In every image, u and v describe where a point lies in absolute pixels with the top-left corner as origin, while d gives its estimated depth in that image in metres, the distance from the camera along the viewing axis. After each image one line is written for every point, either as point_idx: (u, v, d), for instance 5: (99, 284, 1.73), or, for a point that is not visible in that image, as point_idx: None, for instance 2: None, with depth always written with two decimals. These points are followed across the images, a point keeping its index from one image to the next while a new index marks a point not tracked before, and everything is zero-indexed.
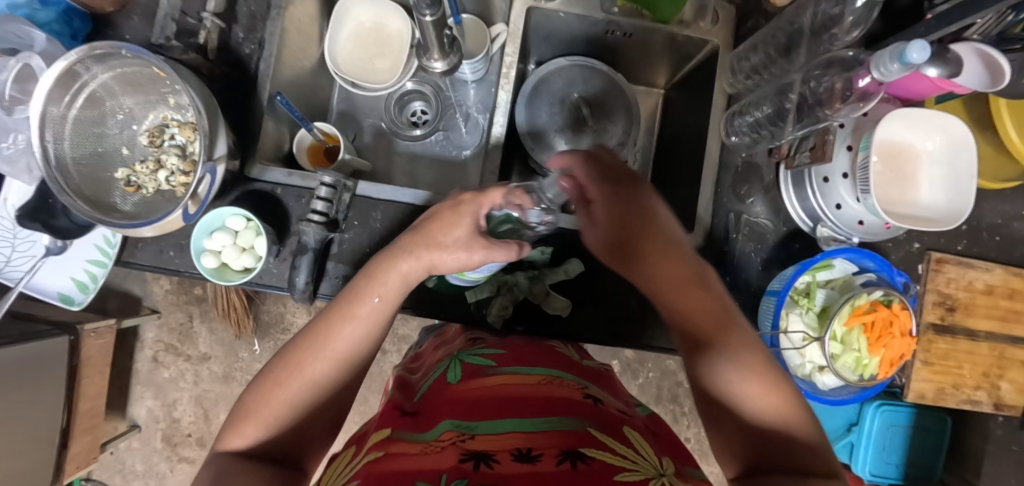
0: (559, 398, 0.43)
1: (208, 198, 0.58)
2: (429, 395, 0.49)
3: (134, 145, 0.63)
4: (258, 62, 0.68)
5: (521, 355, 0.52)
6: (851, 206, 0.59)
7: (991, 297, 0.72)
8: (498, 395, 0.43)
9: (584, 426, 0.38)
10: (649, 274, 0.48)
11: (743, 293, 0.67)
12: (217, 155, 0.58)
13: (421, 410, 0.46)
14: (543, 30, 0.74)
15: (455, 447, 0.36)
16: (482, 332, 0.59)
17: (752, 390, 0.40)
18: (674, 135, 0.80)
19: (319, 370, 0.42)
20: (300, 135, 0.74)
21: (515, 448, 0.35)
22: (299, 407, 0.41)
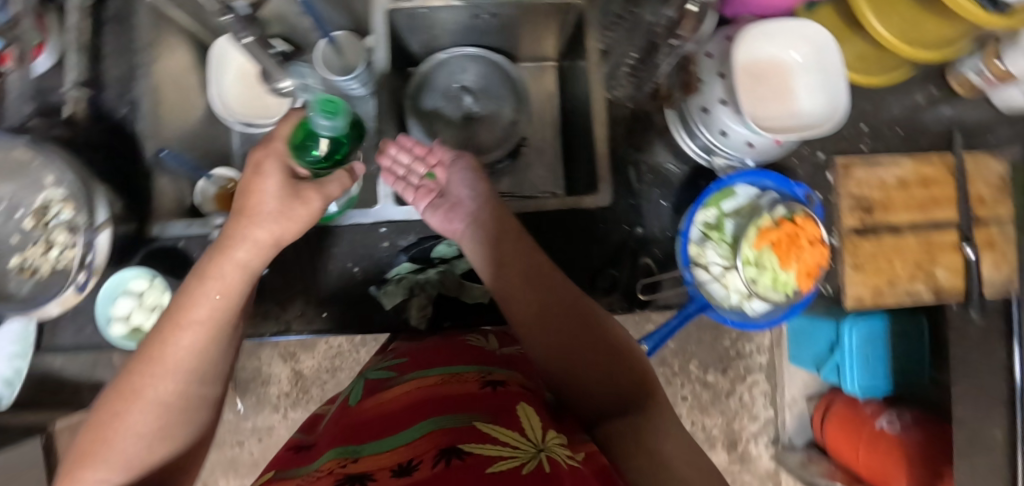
0: (450, 397, 0.45)
1: (100, 265, 0.58)
2: (332, 421, 0.50)
3: (25, 230, 0.63)
4: (135, 122, 0.68)
5: (422, 361, 0.54)
6: (735, 130, 0.60)
7: (906, 189, 0.72)
8: (392, 411, 0.46)
9: (469, 420, 0.40)
10: (516, 257, 0.56)
11: (660, 241, 0.68)
12: (99, 222, 0.57)
13: (322, 437, 0.48)
14: (414, 30, 0.74)
15: (335, 473, 0.38)
16: (397, 342, 0.62)
17: (597, 356, 0.50)
18: (571, 103, 0.81)
19: (148, 399, 0.39)
20: (201, 186, 0.71)
21: (396, 464, 0.37)
22: (138, 434, 0.38)
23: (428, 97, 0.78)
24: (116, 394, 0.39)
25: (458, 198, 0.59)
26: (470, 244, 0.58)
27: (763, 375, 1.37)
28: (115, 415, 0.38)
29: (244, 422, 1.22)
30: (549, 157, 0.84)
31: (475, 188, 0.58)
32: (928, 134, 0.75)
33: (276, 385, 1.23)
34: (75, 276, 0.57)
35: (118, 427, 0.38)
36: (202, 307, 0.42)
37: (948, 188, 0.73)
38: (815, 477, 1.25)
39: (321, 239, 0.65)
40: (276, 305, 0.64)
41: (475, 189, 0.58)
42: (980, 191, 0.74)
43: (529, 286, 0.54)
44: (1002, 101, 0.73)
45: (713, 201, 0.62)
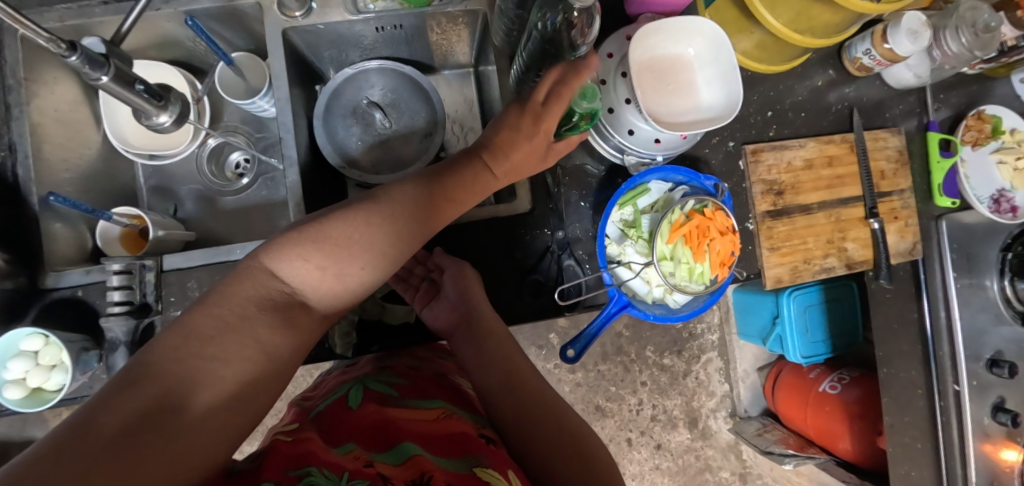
0: (450, 434, 0.50)
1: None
2: (328, 410, 0.53)
3: None
4: (15, 168, 0.63)
5: (421, 388, 0.57)
6: (641, 127, 0.61)
7: (813, 170, 0.76)
8: (404, 427, 0.49)
9: (471, 468, 0.44)
10: (500, 356, 0.60)
11: (584, 241, 0.68)
12: None
13: (325, 422, 0.50)
14: (317, 46, 0.72)
15: (359, 467, 0.41)
16: (393, 361, 0.62)
17: (562, 450, 0.51)
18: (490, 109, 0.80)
19: (373, 228, 0.49)
20: (103, 226, 0.69)
21: (417, 477, 0.41)
22: (352, 253, 0.47)
23: (327, 115, 0.72)
24: (361, 214, 0.49)
25: (450, 302, 0.63)
26: (461, 342, 0.62)
27: (717, 353, 1.41)
28: (358, 242, 0.48)
29: None
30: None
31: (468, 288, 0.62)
32: (831, 114, 0.78)
33: None
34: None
35: (363, 247, 0.48)
36: (412, 194, 0.52)
37: (852, 166, 0.77)
38: (770, 448, 1.25)
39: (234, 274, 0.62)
40: None
41: (466, 286, 0.62)
42: (880, 164, 0.77)
43: (512, 392, 0.57)
44: (893, 78, 0.77)
45: (629, 200, 0.64)
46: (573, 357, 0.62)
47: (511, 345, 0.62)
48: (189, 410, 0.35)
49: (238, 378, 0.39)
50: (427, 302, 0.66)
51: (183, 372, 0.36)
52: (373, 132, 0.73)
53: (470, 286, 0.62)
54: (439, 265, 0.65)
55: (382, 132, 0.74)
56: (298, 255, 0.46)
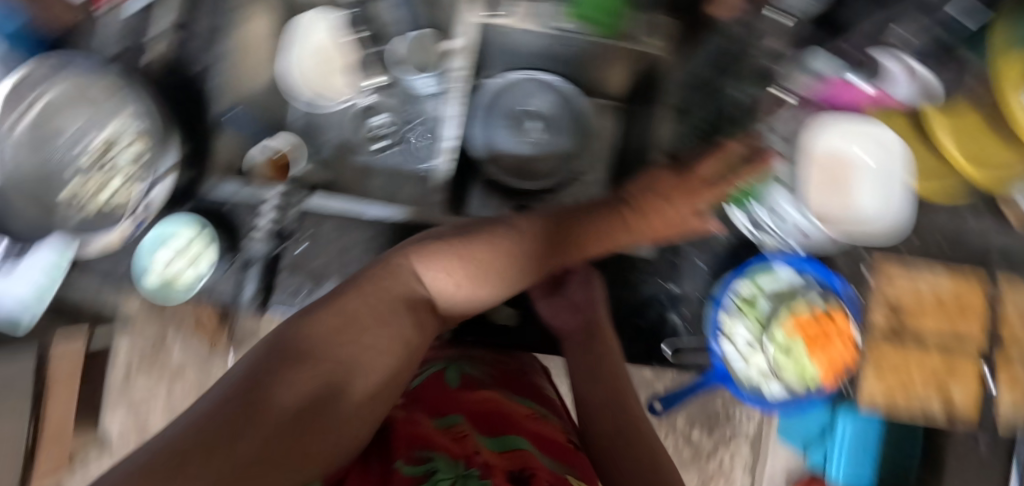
0: (540, 438, 0.48)
1: (157, 207, 0.62)
2: (428, 384, 0.54)
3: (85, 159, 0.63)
4: (215, 77, 0.69)
5: (510, 380, 0.58)
6: (788, 214, 0.62)
7: (941, 305, 0.69)
8: (499, 416, 0.49)
9: (566, 473, 0.43)
10: (602, 367, 0.59)
11: (692, 303, 0.67)
12: (163, 169, 0.61)
13: (428, 398, 0.51)
14: (498, 46, 0.75)
15: (461, 446, 0.41)
16: (477, 353, 0.64)
17: None
18: (629, 148, 0.82)
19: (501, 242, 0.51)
20: (250, 154, 0.69)
21: (512, 469, 0.40)
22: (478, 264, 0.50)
23: (483, 112, 0.76)
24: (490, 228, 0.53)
25: (574, 305, 0.63)
26: (572, 344, 0.61)
27: None
28: (493, 246, 0.51)
29: None
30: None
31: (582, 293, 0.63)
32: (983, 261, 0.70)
33: None
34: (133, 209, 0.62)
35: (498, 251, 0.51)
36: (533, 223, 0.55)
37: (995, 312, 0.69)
38: None
39: (370, 231, 0.67)
40: (311, 281, 0.65)
41: (595, 298, 0.63)
42: None
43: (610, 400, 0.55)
44: None
45: (756, 285, 0.64)
46: (659, 412, 0.78)
47: (617, 362, 0.60)
48: (348, 395, 0.34)
49: (388, 365, 0.39)
50: (544, 295, 0.64)
51: (315, 369, 0.34)
52: (519, 138, 0.76)
53: (583, 296, 0.63)
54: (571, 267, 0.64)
55: (527, 141, 0.77)
56: (436, 256, 0.49)
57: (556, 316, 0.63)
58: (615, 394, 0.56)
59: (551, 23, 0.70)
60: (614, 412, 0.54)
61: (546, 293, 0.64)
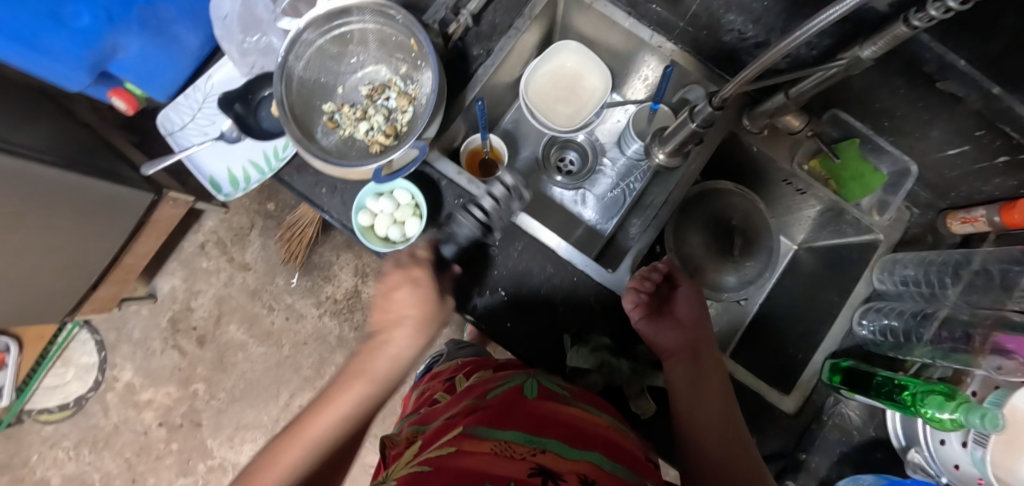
0: (605, 440, 0.50)
1: (403, 172, 0.62)
2: (502, 396, 0.55)
3: (352, 89, 0.68)
4: (479, 67, 0.72)
5: (588, 396, 0.58)
6: (954, 445, 0.59)
7: None
8: (559, 427, 0.50)
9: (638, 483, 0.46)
10: (705, 384, 0.61)
11: (810, 476, 0.66)
12: (426, 135, 0.62)
13: (498, 406, 0.52)
14: (727, 152, 0.77)
15: (527, 459, 0.44)
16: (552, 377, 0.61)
17: None
18: (790, 292, 0.82)
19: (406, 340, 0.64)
20: (472, 137, 0.79)
21: (583, 476, 0.43)
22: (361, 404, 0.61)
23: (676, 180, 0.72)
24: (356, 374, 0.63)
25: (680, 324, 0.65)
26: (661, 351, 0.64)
27: None
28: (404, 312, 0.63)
29: (285, 296, 1.44)
30: (740, 318, 0.83)
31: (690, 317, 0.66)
32: None
33: (331, 286, 1.44)
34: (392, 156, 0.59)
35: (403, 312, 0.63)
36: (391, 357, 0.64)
37: None
38: None
39: (552, 266, 0.67)
40: (480, 287, 0.67)
41: (696, 318, 0.67)
42: None
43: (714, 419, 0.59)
44: None
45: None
46: None
47: (718, 381, 0.62)
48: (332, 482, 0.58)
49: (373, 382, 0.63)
50: (647, 315, 0.63)
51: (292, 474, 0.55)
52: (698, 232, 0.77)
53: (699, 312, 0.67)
54: (675, 282, 0.69)
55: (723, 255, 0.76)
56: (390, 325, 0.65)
57: (663, 337, 0.64)
58: (714, 417, 0.59)
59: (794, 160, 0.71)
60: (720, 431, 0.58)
61: (652, 317, 0.64)
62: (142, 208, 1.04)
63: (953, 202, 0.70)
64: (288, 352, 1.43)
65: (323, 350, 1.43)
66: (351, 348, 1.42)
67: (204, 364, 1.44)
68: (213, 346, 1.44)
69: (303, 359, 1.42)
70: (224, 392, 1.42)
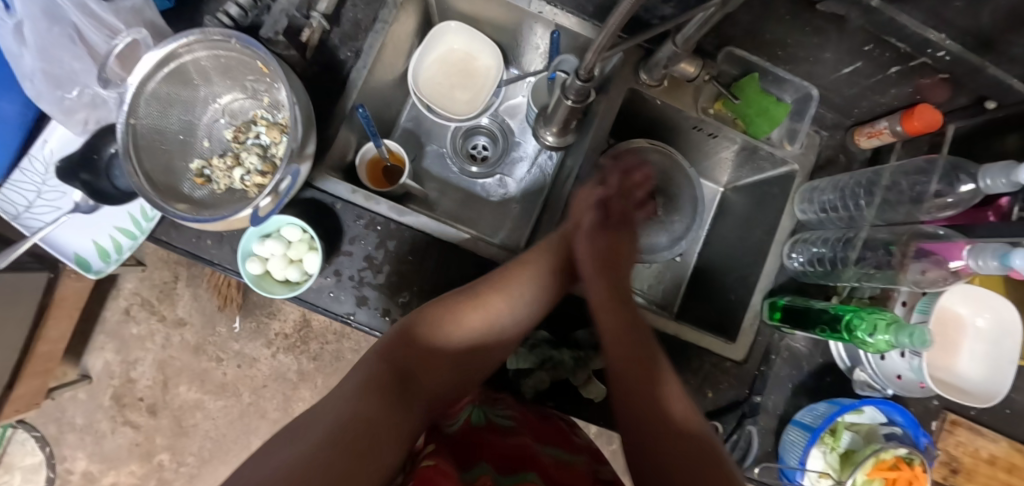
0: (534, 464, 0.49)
1: (286, 196, 0.55)
2: (460, 430, 0.53)
3: (216, 138, 0.62)
4: (350, 70, 0.65)
5: (532, 418, 0.57)
6: (895, 359, 0.61)
7: (992, 467, 0.73)
8: (503, 458, 0.49)
9: None
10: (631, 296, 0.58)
11: (769, 415, 0.67)
12: (306, 152, 0.55)
13: (458, 441, 0.51)
14: (633, 109, 0.74)
15: None
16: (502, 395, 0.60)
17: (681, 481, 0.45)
18: (723, 236, 0.81)
19: None
20: (365, 147, 0.73)
21: None
22: None
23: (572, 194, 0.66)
24: None
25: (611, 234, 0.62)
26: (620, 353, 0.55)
27: None
28: None
29: (232, 343, 1.30)
30: (681, 272, 0.83)
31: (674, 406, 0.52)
32: None
33: (279, 321, 1.31)
34: (259, 200, 0.52)
35: None
36: None
37: None
38: None
39: (475, 265, 0.66)
40: (403, 308, 0.63)
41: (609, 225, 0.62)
42: None
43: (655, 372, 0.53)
44: None
45: (842, 426, 0.63)
46: None
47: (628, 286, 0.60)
48: None
49: None
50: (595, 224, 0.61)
51: None
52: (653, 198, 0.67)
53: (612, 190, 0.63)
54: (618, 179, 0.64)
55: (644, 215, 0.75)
56: None
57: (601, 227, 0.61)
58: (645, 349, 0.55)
59: (698, 106, 0.69)
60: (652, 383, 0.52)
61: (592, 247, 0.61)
62: (33, 295, 0.90)
63: (858, 117, 0.70)
64: (249, 399, 1.31)
65: (286, 389, 1.31)
66: (315, 381, 1.31)
67: (162, 433, 1.30)
68: (168, 414, 1.30)
69: (266, 402, 1.30)
70: (192, 456, 1.29)
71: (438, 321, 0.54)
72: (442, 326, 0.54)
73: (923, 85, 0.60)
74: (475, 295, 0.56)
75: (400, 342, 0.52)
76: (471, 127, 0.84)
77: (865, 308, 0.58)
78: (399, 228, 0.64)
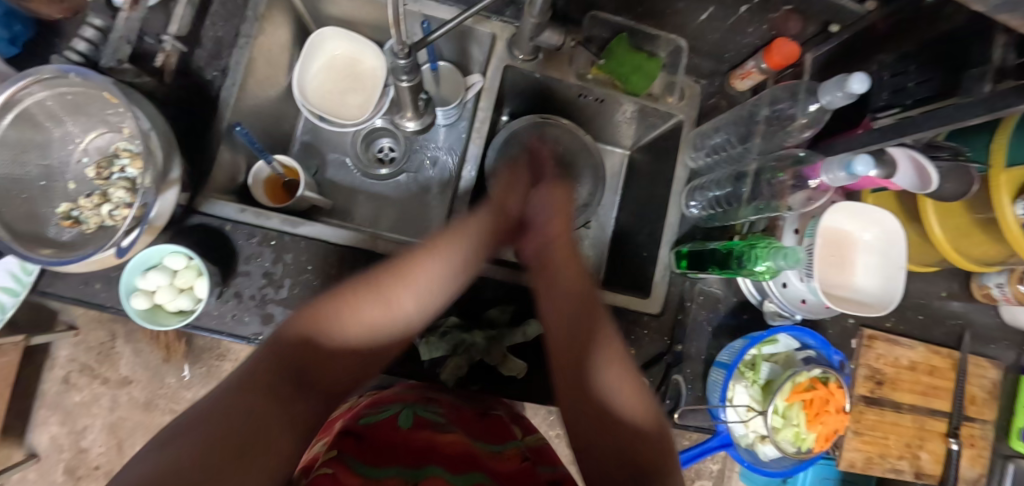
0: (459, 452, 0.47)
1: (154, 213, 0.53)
2: (377, 423, 0.49)
3: (82, 179, 0.60)
4: (220, 89, 0.65)
5: (466, 418, 0.55)
6: (796, 285, 0.62)
7: (914, 372, 0.76)
8: (416, 456, 0.46)
9: None
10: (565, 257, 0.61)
11: (693, 360, 0.68)
12: (171, 177, 0.55)
13: (375, 439, 0.47)
14: (517, 88, 0.75)
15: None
16: (436, 393, 0.59)
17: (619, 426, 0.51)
18: (634, 198, 0.82)
19: None
20: (256, 167, 0.71)
21: None
22: None
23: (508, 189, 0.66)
24: None
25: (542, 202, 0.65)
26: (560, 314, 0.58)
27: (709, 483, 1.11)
28: None
29: (182, 392, 1.10)
30: (601, 240, 0.84)
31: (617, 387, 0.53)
32: (942, 327, 0.78)
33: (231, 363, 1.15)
34: (120, 238, 0.51)
35: None
36: None
37: (949, 385, 0.77)
38: None
39: (381, 264, 0.65)
40: None
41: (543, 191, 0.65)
42: (974, 391, 0.78)
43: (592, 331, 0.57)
44: (1010, 316, 0.77)
45: (757, 357, 0.66)
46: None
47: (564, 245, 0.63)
48: None
49: None
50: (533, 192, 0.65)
51: None
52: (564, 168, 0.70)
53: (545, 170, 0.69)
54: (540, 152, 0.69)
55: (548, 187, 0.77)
56: None
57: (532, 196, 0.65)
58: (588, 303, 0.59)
59: (576, 73, 0.71)
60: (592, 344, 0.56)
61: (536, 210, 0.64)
62: None
63: (730, 61, 0.72)
64: None
65: None
66: None
67: None
68: None
69: None
70: None
71: (335, 322, 0.49)
72: (338, 328, 0.49)
73: (772, 20, 0.62)
74: (377, 290, 0.52)
75: (291, 341, 0.47)
76: (373, 130, 0.83)
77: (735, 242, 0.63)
78: (296, 239, 0.63)
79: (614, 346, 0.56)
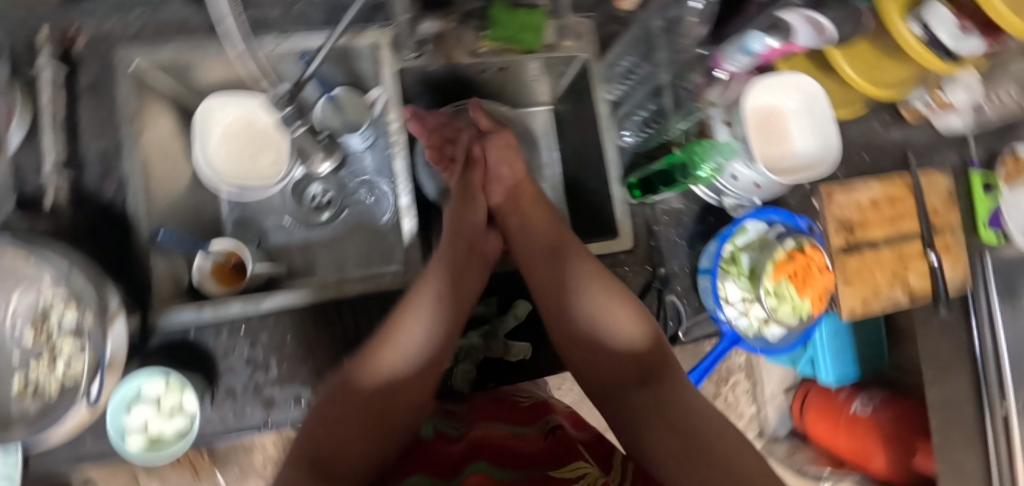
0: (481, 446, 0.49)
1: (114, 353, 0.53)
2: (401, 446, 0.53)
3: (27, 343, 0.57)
4: (124, 202, 0.62)
5: (480, 408, 0.58)
6: (744, 174, 0.63)
7: (877, 208, 0.80)
8: (446, 464, 0.47)
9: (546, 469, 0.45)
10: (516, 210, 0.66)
11: (681, 277, 0.70)
12: (112, 309, 0.52)
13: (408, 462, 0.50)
14: (417, 83, 0.74)
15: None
16: (455, 408, 0.61)
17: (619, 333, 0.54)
18: (571, 148, 0.83)
19: None
20: (195, 263, 0.67)
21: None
22: None
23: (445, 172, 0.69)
24: None
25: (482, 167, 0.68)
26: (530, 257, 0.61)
27: (743, 375, 1.16)
28: None
29: None
30: (558, 199, 0.85)
31: (611, 315, 0.55)
32: (888, 157, 0.82)
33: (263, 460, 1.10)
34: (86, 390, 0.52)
35: None
36: None
37: (910, 205, 0.81)
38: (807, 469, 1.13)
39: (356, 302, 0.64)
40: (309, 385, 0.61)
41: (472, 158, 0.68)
42: (936, 203, 0.82)
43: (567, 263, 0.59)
44: (943, 125, 0.82)
45: (737, 251, 0.67)
46: None
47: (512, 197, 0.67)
48: None
49: None
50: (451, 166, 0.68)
51: None
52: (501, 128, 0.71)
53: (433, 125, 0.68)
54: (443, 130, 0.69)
55: None
56: None
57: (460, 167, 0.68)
58: (552, 234, 0.62)
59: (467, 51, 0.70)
60: (571, 282, 0.57)
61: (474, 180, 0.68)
62: None
63: None
64: None
65: None
66: None
67: None
68: None
69: None
70: None
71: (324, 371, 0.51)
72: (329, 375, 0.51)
73: None
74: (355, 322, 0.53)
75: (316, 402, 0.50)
76: (300, 180, 0.79)
77: (672, 155, 0.66)
78: (263, 318, 0.61)
79: (598, 279, 0.57)
